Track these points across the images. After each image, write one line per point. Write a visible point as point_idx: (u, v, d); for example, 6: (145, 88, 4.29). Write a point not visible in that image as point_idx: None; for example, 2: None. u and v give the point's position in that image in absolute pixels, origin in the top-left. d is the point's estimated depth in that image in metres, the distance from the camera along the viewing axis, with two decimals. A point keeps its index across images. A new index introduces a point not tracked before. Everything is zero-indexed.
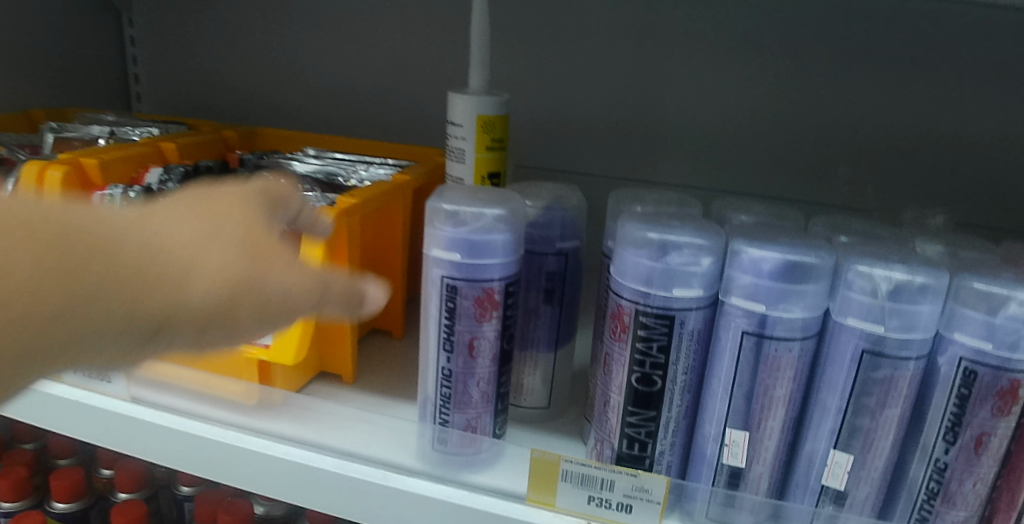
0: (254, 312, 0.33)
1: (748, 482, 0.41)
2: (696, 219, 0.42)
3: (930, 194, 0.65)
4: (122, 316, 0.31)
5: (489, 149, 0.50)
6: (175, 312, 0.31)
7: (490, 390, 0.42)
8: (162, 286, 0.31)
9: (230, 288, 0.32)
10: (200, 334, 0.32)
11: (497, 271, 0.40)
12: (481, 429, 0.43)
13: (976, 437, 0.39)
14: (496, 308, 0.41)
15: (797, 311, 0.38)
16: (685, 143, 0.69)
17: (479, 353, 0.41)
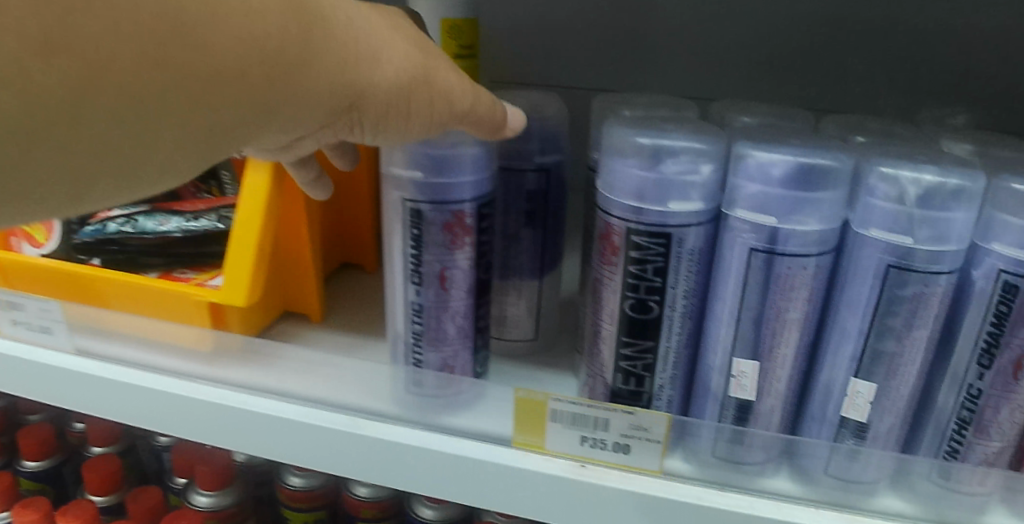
0: (428, 109, 0.32)
1: (758, 416, 0.37)
2: (694, 122, 0.37)
3: (952, 93, 0.57)
4: (332, 94, 0.29)
5: (458, 58, 0.45)
6: (364, 96, 0.30)
7: (467, 325, 0.39)
8: (366, 64, 0.30)
9: (409, 80, 0.31)
10: (368, 121, 0.32)
11: (468, 188, 0.36)
12: (462, 369, 0.40)
13: (1015, 359, 0.34)
14: (469, 232, 0.37)
15: (813, 223, 0.33)
16: (680, 50, 0.61)
17: (451, 285, 0.37)
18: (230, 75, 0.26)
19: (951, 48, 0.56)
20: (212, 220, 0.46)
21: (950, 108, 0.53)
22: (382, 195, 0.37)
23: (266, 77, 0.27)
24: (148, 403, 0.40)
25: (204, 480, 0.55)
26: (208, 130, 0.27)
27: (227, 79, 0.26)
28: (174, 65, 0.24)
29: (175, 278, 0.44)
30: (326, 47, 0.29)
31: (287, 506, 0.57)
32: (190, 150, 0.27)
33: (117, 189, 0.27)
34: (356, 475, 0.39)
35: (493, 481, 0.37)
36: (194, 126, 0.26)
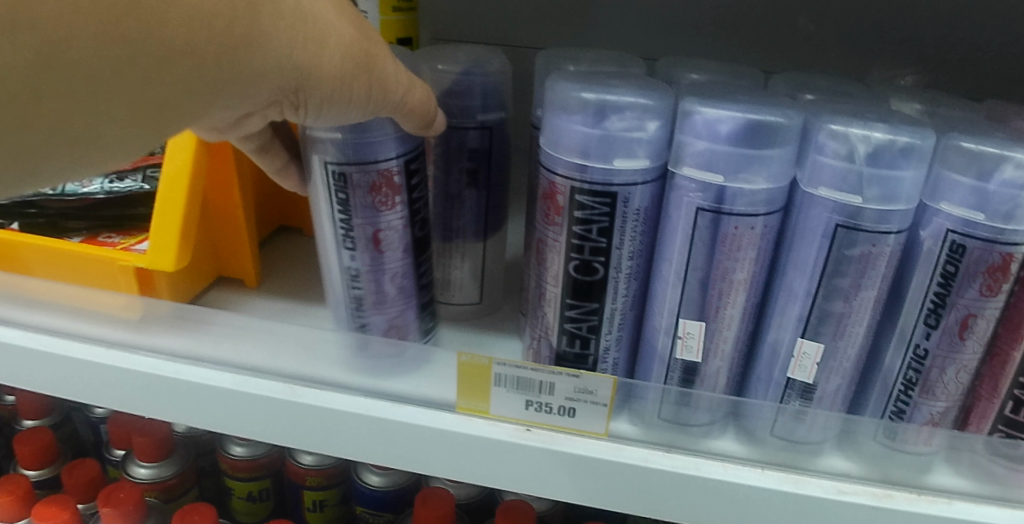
0: (366, 97, 0.33)
1: (704, 378, 0.37)
2: (641, 77, 0.35)
3: (906, 52, 0.56)
4: (274, 72, 0.30)
5: (396, 10, 0.43)
6: (307, 80, 0.31)
7: (407, 284, 0.39)
8: (311, 48, 0.30)
9: (351, 66, 0.32)
10: (310, 104, 0.32)
11: (393, 145, 0.36)
12: (407, 328, 0.40)
13: (962, 319, 0.34)
14: (399, 191, 0.37)
15: (761, 182, 0.32)
16: (636, 6, 0.59)
17: (386, 246, 0.37)
18: (176, 54, 0.26)
19: (905, 7, 0.55)
20: (138, 183, 0.45)
21: (900, 69, 0.53)
22: (304, 157, 0.36)
23: (212, 57, 0.27)
24: (73, 374, 0.38)
25: (144, 450, 0.54)
26: (146, 106, 0.28)
27: (171, 62, 0.26)
28: (120, 44, 0.25)
29: (100, 242, 0.42)
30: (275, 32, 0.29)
31: (229, 474, 0.57)
32: (133, 126, 0.28)
33: (62, 164, 0.28)
34: (299, 445, 0.38)
35: (437, 448, 0.36)
36: (133, 103, 0.27)
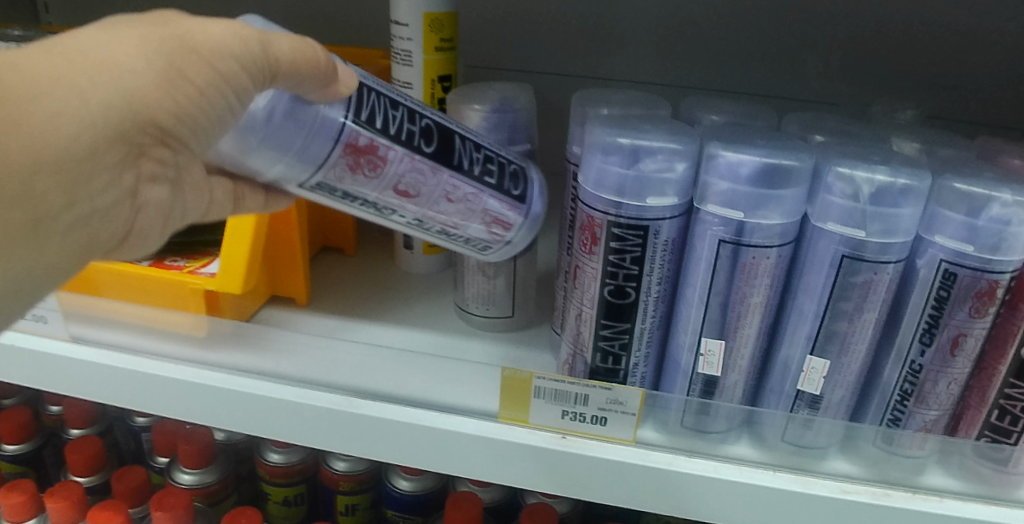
0: (206, 75, 0.31)
1: (723, 390, 0.41)
2: (668, 122, 0.39)
3: (903, 87, 0.61)
4: (111, 123, 0.29)
5: (438, 50, 0.47)
6: (138, 105, 0.30)
7: (468, 190, 0.40)
8: (120, 77, 0.29)
9: (164, 65, 0.30)
10: (175, 128, 0.31)
11: (326, 114, 0.34)
12: (500, 211, 0.42)
13: (952, 338, 0.38)
14: (377, 147, 0.36)
15: (777, 217, 0.37)
16: (655, 39, 0.63)
17: (419, 189, 0.38)
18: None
19: (905, 46, 0.60)
20: None
21: (900, 102, 0.58)
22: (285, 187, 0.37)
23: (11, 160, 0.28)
24: (148, 388, 0.42)
25: (185, 458, 0.57)
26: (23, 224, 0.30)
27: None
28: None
29: (167, 266, 0.45)
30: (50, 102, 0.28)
31: (266, 479, 0.60)
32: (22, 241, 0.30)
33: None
34: (353, 451, 0.41)
35: (482, 454, 0.40)
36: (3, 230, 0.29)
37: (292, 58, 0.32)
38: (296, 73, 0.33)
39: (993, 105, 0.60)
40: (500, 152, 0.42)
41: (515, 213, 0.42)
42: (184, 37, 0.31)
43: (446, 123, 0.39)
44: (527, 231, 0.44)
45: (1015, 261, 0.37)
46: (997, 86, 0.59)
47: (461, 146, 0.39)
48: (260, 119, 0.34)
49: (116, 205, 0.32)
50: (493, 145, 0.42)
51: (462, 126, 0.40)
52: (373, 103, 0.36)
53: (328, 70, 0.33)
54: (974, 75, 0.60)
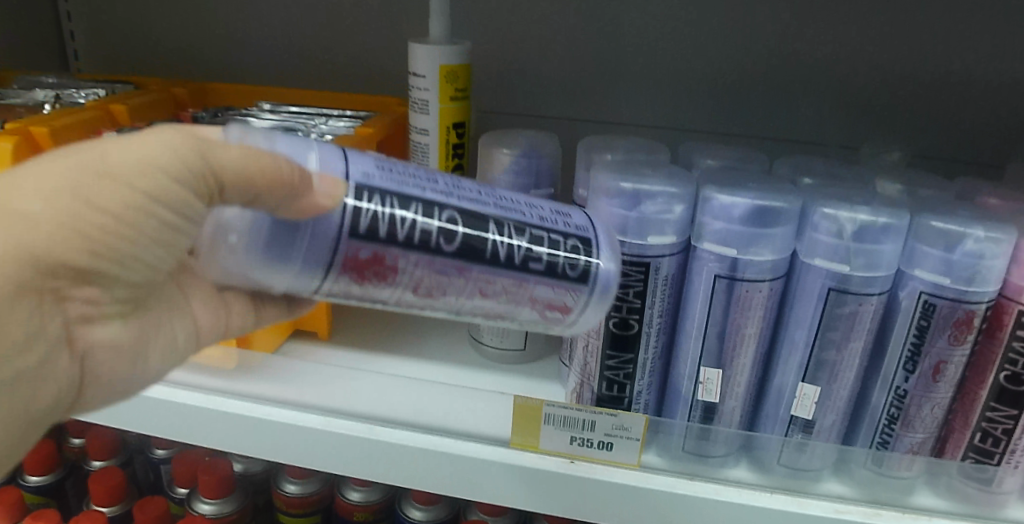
0: (121, 201, 0.29)
1: (721, 416, 0.44)
2: (667, 167, 0.43)
3: (887, 130, 0.65)
4: (13, 278, 0.29)
5: (453, 99, 0.51)
6: (42, 250, 0.29)
7: (506, 283, 0.34)
8: (23, 220, 0.28)
9: (71, 197, 0.29)
10: (97, 267, 0.30)
11: (316, 230, 0.32)
12: (553, 297, 0.35)
13: (934, 364, 0.41)
14: (382, 257, 0.33)
15: (768, 254, 0.40)
16: (653, 87, 0.67)
17: (441, 290, 0.34)
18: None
19: (889, 92, 0.64)
20: None
21: (884, 145, 0.61)
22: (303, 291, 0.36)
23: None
24: (178, 417, 0.44)
25: (206, 488, 0.59)
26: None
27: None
28: None
29: None
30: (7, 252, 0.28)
31: (283, 510, 0.62)
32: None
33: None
34: (373, 477, 0.44)
35: (494, 478, 0.42)
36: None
37: (238, 170, 0.30)
38: (242, 185, 0.31)
39: (971, 146, 0.64)
40: (556, 226, 0.35)
41: (572, 297, 0.35)
42: (95, 160, 0.29)
43: (478, 207, 0.34)
44: (597, 308, 0.36)
45: (990, 293, 0.40)
46: (973, 128, 0.64)
47: (494, 235, 0.34)
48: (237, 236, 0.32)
49: (52, 355, 0.32)
50: (549, 219, 0.35)
51: (506, 204, 0.35)
52: (378, 206, 0.32)
53: (299, 178, 0.31)
54: (955, 118, 0.64)
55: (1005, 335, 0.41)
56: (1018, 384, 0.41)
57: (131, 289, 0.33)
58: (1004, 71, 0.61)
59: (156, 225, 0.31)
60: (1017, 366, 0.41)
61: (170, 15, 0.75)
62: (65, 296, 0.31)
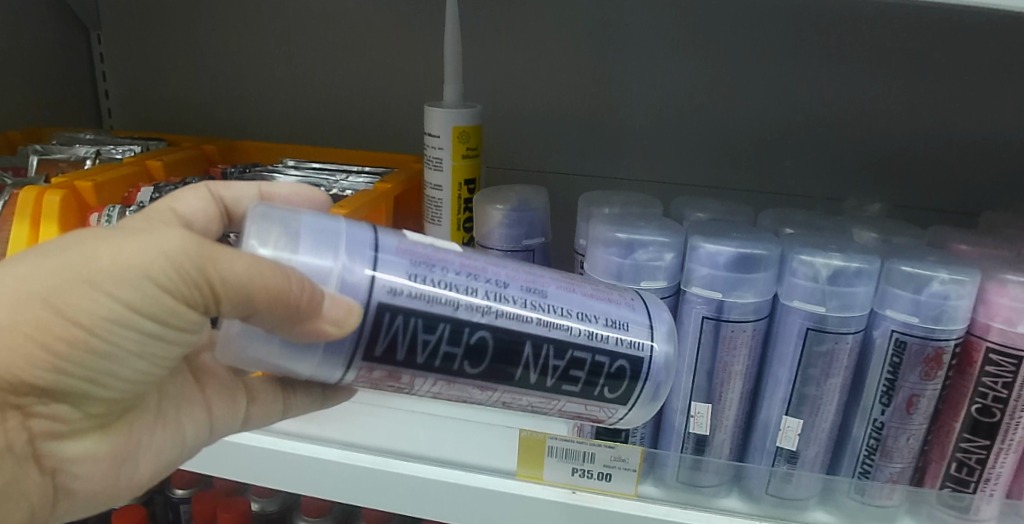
0: (92, 312, 0.31)
1: (713, 448, 0.47)
2: (659, 219, 0.47)
3: (870, 182, 0.69)
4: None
5: (465, 157, 0.57)
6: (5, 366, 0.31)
7: (534, 398, 0.38)
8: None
9: (42, 305, 0.31)
10: (62, 384, 0.33)
11: (329, 352, 0.34)
12: (585, 410, 0.39)
13: (908, 398, 0.44)
14: (398, 375, 0.36)
15: (751, 296, 0.44)
16: (649, 142, 0.72)
17: (460, 398, 0.38)
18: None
19: (870, 146, 0.68)
20: None
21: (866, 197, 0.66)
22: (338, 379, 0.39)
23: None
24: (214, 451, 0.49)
25: None
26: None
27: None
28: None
29: None
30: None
31: None
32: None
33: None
34: (389, 507, 0.47)
35: (501, 507, 0.46)
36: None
37: (233, 285, 0.31)
38: (235, 298, 0.31)
39: (948, 195, 0.68)
40: (605, 345, 0.37)
41: (607, 411, 0.39)
42: (79, 264, 0.31)
43: (513, 330, 0.35)
44: (634, 417, 0.40)
45: (957, 330, 0.43)
46: (949, 180, 0.68)
47: (530, 357, 0.36)
48: (246, 345, 0.33)
49: (21, 467, 0.36)
50: (598, 337, 0.37)
51: (550, 321, 0.36)
52: (399, 329, 0.34)
53: (308, 297, 0.31)
54: (932, 170, 0.68)
55: (974, 371, 0.44)
56: (989, 417, 0.44)
57: (101, 407, 0.36)
58: (974, 126, 0.66)
59: (123, 339, 0.32)
60: (987, 399, 0.44)
61: (198, 76, 0.81)
62: (32, 412, 0.34)
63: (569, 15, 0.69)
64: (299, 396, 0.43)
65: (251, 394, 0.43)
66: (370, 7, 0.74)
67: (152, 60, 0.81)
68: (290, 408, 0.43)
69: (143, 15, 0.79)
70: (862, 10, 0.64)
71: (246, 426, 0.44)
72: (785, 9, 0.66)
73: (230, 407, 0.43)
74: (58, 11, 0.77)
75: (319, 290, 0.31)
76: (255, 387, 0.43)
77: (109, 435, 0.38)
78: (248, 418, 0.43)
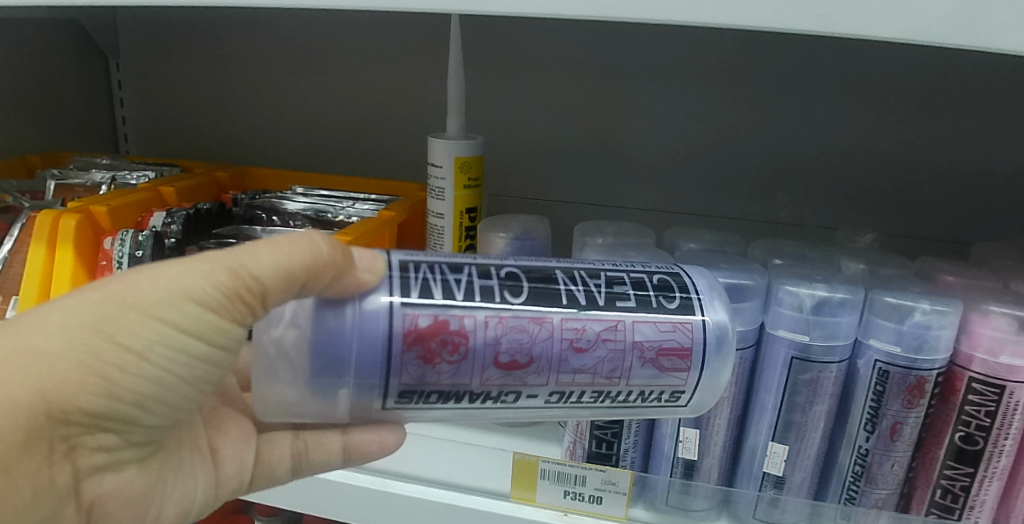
0: (145, 337, 0.33)
1: (701, 472, 0.49)
2: (648, 249, 0.49)
3: (865, 214, 0.71)
4: (25, 426, 0.32)
5: (466, 187, 0.59)
6: (55, 392, 0.32)
7: (599, 327, 0.37)
8: (44, 359, 0.32)
9: (92, 333, 0.33)
10: (113, 410, 0.34)
11: (367, 307, 0.35)
12: (661, 337, 0.37)
13: (891, 425, 0.46)
14: (445, 323, 0.36)
15: (738, 325, 0.46)
16: (648, 172, 0.74)
17: (524, 352, 0.36)
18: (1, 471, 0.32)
19: (863, 178, 0.70)
20: None
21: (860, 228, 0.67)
22: (394, 415, 0.38)
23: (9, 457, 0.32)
24: None
25: None
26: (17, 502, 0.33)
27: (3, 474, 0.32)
28: None
29: None
30: (38, 410, 0.32)
31: None
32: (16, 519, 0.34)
33: None
34: None
35: None
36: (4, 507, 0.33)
37: (275, 279, 0.34)
38: (281, 291, 0.35)
39: (942, 226, 0.70)
40: (635, 268, 0.39)
41: (687, 327, 0.37)
42: (123, 292, 0.33)
43: (538, 266, 0.38)
44: (717, 362, 0.38)
45: (939, 360, 0.44)
46: (943, 210, 0.69)
47: (569, 284, 0.37)
48: (291, 335, 0.35)
49: (58, 506, 0.35)
50: (622, 266, 0.40)
51: (570, 262, 0.39)
52: (427, 276, 0.36)
53: (341, 253, 0.35)
54: (925, 201, 0.69)
55: (956, 400, 0.45)
56: (972, 445, 0.45)
57: (145, 435, 0.37)
58: (965, 159, 0.68)
59: (172, 363, 0.35)
60: (970, 427, 0.45)
61: (211, 104, 0.83)
62: (77, 444, 0.34)
63: (569, 49, 0.72)
64: (314, 460, 0.44)
65: (260, 455, 0.44)
66: (377, 39, 0.76)
67: (168, 88, 0.84)
68: (301, 469, 0.45)
69: (160, 46, 0.83)
70: (851, 46, 0.67)
71: (249, 486, 0.45)
72: (777, 44, 0.68)
73: (240, 462, 0.43)
74: (80, 41, 0.81)
75: (345, 246, 0.36)
76: (265, 447, 0.44)
77: (144, 471, 0.38)
78: (255, 478, 0.44)
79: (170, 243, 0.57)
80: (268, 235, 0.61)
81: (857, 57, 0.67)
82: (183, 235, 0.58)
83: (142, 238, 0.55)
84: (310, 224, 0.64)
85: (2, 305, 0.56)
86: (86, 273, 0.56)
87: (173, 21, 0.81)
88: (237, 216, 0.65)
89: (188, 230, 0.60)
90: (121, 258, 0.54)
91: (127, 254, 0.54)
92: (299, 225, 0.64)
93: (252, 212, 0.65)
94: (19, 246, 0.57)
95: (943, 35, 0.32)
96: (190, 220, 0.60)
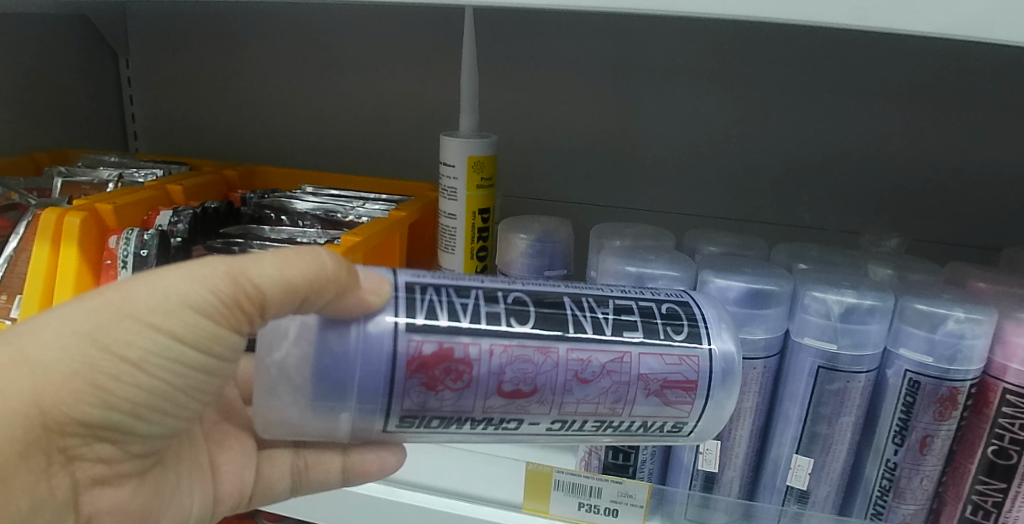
0: (140, 346, 0.32)
1: (721, 486, 0.47)
2: (669, 252, 0.47)
3: (888, 218, 0.69)
4: (21, 438, 0.31)
5: (479, 188, 0.57)
6: (51, 403, 0.31)
7: (604, 359, 0.35)
8: (39, 368, 0.31)
9: (86, 343, 0.32)
10: (109, 420, 0.33)
11: (370, 329, 0.33)
12: (667, 370, 0.35)
13: (921, 439, 0.43)
14: (449, 350, 0.34)
15: (761, 333, 0.44)
16: (663, 173, 0.72)
17: (528, 380, 0.35)
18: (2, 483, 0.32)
19: (887, 181, 0.68)
20: None
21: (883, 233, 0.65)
22: (394, 437, 0.36)
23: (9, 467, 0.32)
24: None
25: None
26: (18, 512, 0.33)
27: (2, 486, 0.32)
28: None
29: None
30: (33, 421, 0.31)
31: None
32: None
33: None
34: None
35: None
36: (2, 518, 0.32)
37: (275, 291, 0.33)
38: (280, 306, 0.33)
39: (967, 229, 0.67)
40: (643, 296, 0.37)
41: (692, 361, 0.35)
42: (120, 301, 0.32)
43: (547, 291, 0.36)
44: (721, 394, 0.36)
45: (973, 371, 0.42)
46: (969, 214, 0.67)
47: (576, 311, 0.36)
48: (295, 352, 0.33)
49: (56, 517, 0.34)
50: (630, 292, 0.38)
51: (579, 287, 0.37)
52: (434, 298, 0.35)
53: (346, 271, 0.33)
54: (949, 204, 0.67)
55: (990, 413, 0.43)
56: (1006, 459, 0.43)
57: (145, 446, 0.36)
58: (993, 160, 0.65)
59: (170, 374, 0.33)
60: (1004, 440, 0.43)
61: (221, 100, 0.82)
62: (74, 455, 0.34)
63: (585, 45, 0.70)
64: (311, 483, 0.43)
65: (261, 470, 0.43)
66: (388, 36, 0.75)
67: (178, 85, 0.83)
68: (301, 486, 0.43)
69: (170, 42, 0.82)
70: (876, 44, 0.65)
71: (248, 502, 0.44)
72: (799, 42, 0.66)
73: (239, 478, 0.42)
74: (90, 38, 0.80)
75: (349, 263, 0.34)
76: (265, 463, 0.43)
77: (145, 487, 0.38)
78: (254, 495, 0.43)
79: (176, 242, 0.56)
80: (276, 235, 0.60)
81: (882, 54, 0.65)
82: (189, 234, 0.57)
83: (148, 237, 0.53)
84: (319, 224, 0.63)
85: (7, 305, 0.55)
86: (90, 272, 0.55)
87: (182, 17, 0.80)
88: (246, 215, 0.64)
89: (195, 228, 0.58)
90: (126, 257, 0.53)
91: (133, 254, 0.53)
92: (308, 225, 0.63)
93: (261, 211, 0.64)
94: (24, 244, 0.56)
95: (983, 30, 0.30)
96: (197, 218, 0.59)
